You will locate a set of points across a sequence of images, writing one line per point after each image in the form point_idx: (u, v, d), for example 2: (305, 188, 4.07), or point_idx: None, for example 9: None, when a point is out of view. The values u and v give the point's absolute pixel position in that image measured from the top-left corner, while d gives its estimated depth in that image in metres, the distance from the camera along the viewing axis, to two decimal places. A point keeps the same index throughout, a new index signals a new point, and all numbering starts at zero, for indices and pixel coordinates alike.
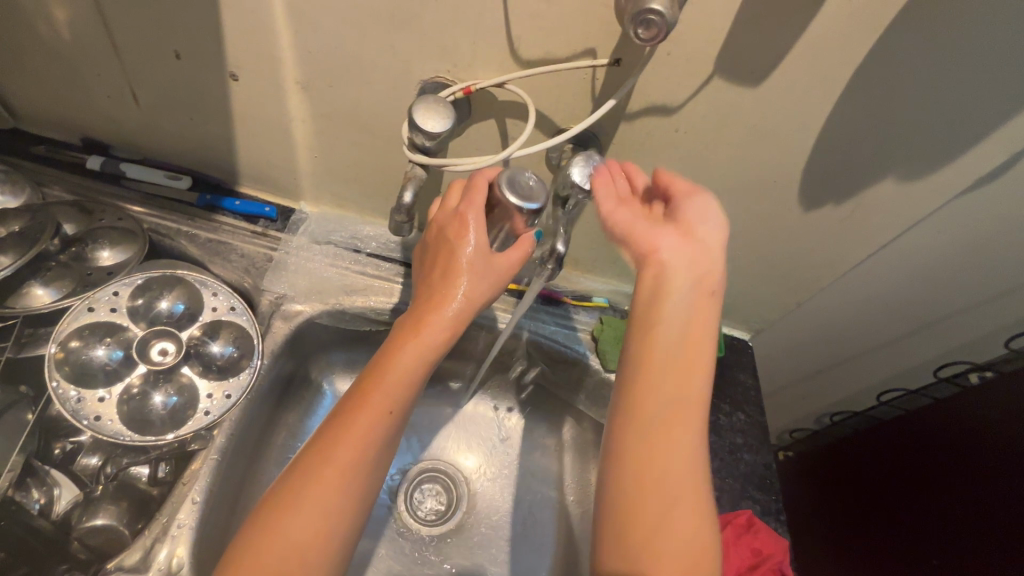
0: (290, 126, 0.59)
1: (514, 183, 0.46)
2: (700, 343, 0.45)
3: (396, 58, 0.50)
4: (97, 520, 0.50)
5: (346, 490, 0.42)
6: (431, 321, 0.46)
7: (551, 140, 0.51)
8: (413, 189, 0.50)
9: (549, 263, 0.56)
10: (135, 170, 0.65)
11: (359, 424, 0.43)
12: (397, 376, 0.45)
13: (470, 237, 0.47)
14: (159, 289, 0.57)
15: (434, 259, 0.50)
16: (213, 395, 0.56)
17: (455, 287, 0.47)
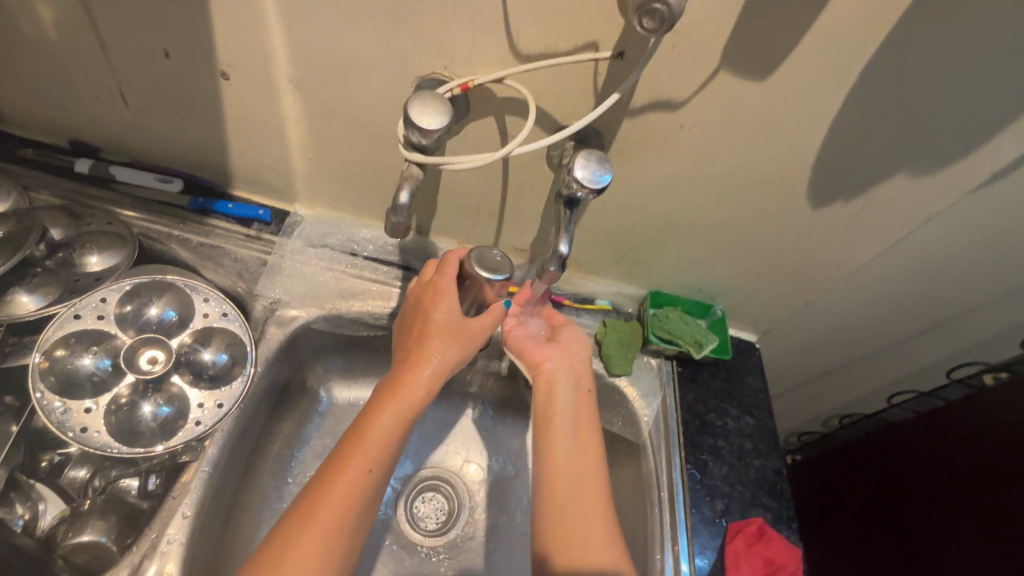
0: (283, 127, 0.57)
1: (483, 257, 0.51)
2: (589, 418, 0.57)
3: (392, 54, 0.49)
4: (84, 537, 0.47)
5: (329, 554, 0.41)
6: (409, 383, 0.49)
7: (553, 137, 0.49)
8: (410, 189, 0.48)
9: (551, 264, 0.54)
10: (125, 173, 0.63)
11: (338, 489, 0.43)
12: (374, 441, 0.46)
13: (444, 305, 0.51)
14: (148, 296, 0.56)
15: (411, 328, 0.53)
16: (204, 405, 0.54)
17: (431, 350, 0.50)
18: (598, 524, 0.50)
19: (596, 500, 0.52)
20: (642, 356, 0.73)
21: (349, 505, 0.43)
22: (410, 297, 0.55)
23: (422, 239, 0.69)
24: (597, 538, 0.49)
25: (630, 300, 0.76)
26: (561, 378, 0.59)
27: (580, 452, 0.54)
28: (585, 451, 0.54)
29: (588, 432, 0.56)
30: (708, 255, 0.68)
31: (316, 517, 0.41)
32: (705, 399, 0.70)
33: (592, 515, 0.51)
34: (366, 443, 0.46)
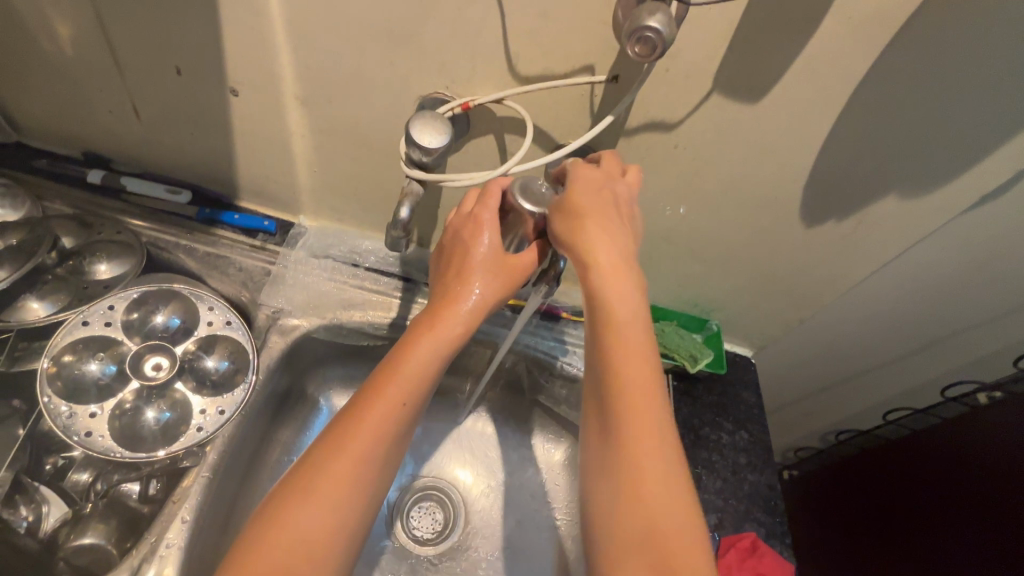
0: (290, 141, 0.59)
1: (528, 188, 0.49)
2: (643, 368, 0.42)
3: (396, 74, 0.51)
4: (85, 538, 0.49)
5: (356, 483, 0.41)
6: (446, 317, 0.48)
7: (550, 156, 0.51)
8: (410, 204, 0.49)
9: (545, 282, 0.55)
10: (135, 183, 0.65)
11: (373, 416, 0.43)
12: (407, 373, 0.45)
13: (486, 237, 0.49)
14: (155, 303, 0.57)
15: (451, 261, 0.50)
16: (206, 411, 0.55)
17: (470, 287, 0.48)
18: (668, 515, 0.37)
19: (656, 484, 0.38)
20: None
21: (380, 433, 0.43)
22: (447, 230, 0.52)
23: (423, 251, 0.71)
24: (661, 536, 0.37)
25: None
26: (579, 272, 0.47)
27: (632, 424, 0.40)
28: (639, 419, 0.40)
29: (642, 391, 0.41)
30: (703, 270, 0.69)
31: (346, 447, 0.42)
32: (700, 414, 0.71)
33: (657, 504, 0.38)
34: (402, 373, 0.45)
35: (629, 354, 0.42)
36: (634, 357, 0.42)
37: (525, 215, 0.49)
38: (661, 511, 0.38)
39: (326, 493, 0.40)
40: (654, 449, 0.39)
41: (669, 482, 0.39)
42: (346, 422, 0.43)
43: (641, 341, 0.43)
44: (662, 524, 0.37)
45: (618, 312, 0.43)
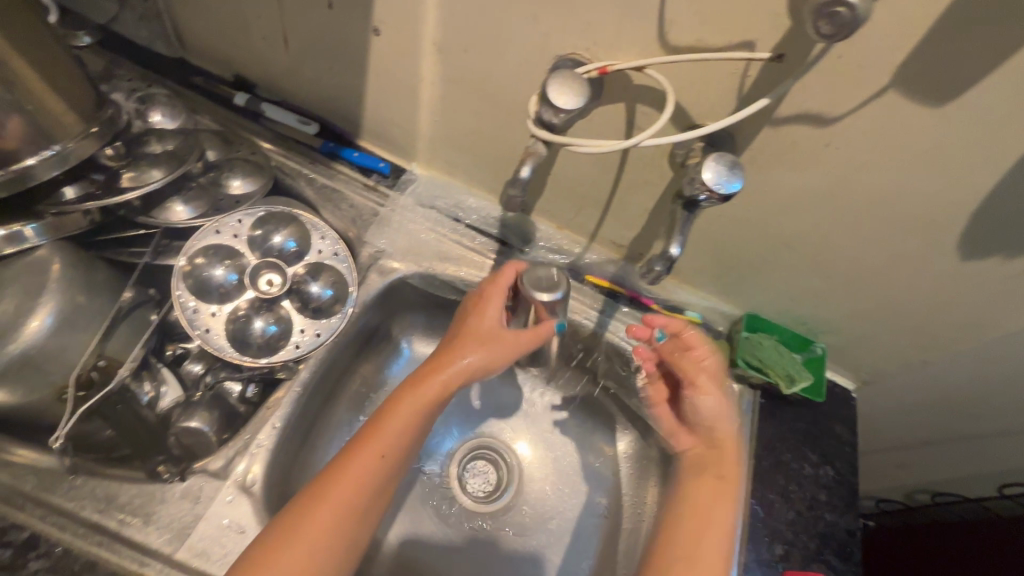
0: (418, 88, 0.60)
1: (536, 277, 0.54)
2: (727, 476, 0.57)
3: (538, 30, 0.49)
4: (191, 422, 0.53)
5: (330, 530, 0.45)
6: (432, 377, 0.52)
7: (682, 136, 0.48)
8: (532, 165, 0.47)
9: (658, 264, 0.50)
10: (273, 110, 0.69)
11: (353, 471, 0.47)
12: (385, 436, 0.50)
13: (489, 311, 0.55)
14: (276, 225, 0.60)
15: (453, 327, 0.57)
16: (304, 331, 0.58)
17: (460, 354, 0.53)
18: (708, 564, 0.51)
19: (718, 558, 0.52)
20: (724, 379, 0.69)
21: (359, 484, 0.47)
22: (462, 303, 0.59)
23: (523, 217, 0.70)
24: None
25: (722, 318, 0.72)
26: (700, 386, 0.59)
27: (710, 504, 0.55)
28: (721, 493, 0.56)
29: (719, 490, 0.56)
30: (820, 288, 0.63)
31: (331, 492, 0.46)
32: (785, 438, 0.66)
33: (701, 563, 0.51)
34: (383, 431, 0.50)
35: (729, 462, 0.58)
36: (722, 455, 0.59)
37: (530, 300, 0.54)
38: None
39: (309, 533, 0.45)
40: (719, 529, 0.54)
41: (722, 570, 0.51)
42: (330, 470, 0.48)
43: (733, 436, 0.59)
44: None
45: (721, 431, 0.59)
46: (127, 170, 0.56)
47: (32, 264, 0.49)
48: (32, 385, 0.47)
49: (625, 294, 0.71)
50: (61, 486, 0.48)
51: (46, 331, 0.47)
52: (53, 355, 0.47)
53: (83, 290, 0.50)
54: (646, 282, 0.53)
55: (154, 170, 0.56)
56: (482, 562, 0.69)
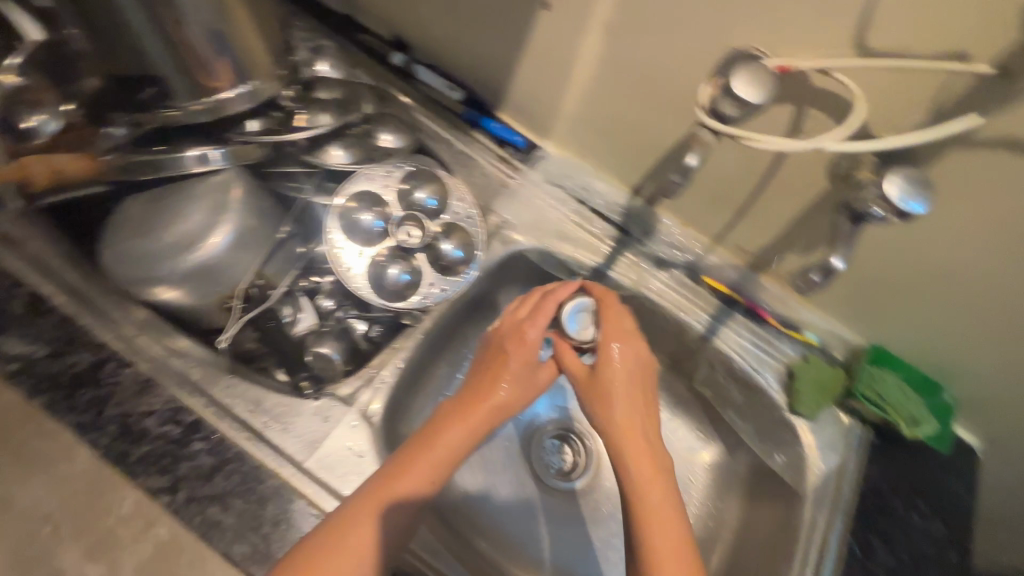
0: (574, 65, 0.60)
1: (582, 322, 0.57)
2: (636, 435, 0.52)
3: (720, 19, 0.47)
4: (322, 348, 0.57)
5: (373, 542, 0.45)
6: (476, 408, 0.53)
7: (866, 144, 0.44)
8: (700, 154, 0.46)
9: (814, 273, 0.47)
10: (425, 73, 0.72)
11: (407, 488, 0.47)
12: (433, 452, 0.50)
13: (530, 337, 0.56)
14: (420, 181, 0.63)
15: (495, 349, 0.57)
16: (432, 285, 0.62)
17: (498, 389, 0.54)
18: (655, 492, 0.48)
19: (672, 519, 0.47)
20: (835, 408, 0.67)
21: (410, 500, 0.48)
22: (499, 329, 0.58)
23: (647, 208, 0.70)
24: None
25: (841, 346, 0.68)
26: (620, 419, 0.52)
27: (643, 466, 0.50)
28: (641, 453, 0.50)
29: (637, 425, 0.52)
30: (976, 337, 0.56)
31: (386, 499, 0.46)
32: (892, 482, 0.63)
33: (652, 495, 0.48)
34: (438, 445, 0.50)
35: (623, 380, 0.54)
36: (621, 408, 0.53)
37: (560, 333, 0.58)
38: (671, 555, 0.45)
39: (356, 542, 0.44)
40: (649, 500, 0.48)
41: (665, 494, 0.49)
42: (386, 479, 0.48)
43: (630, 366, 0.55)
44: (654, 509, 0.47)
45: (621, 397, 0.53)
46: (302, 112, 0.61)
47: (217, 184, 0.54)
48: (204, 290, 0.53)
49: (741, 303, 0.69)
50: (218, 382, 0.53)
51: (222, 247, 0.52)
52: (225, 268, 0.53)
53: (253, 215, 0.55)
54: (800, 288, 0.48)
55: (323, 115, 0.61)
56: (548, 535, 0.71)
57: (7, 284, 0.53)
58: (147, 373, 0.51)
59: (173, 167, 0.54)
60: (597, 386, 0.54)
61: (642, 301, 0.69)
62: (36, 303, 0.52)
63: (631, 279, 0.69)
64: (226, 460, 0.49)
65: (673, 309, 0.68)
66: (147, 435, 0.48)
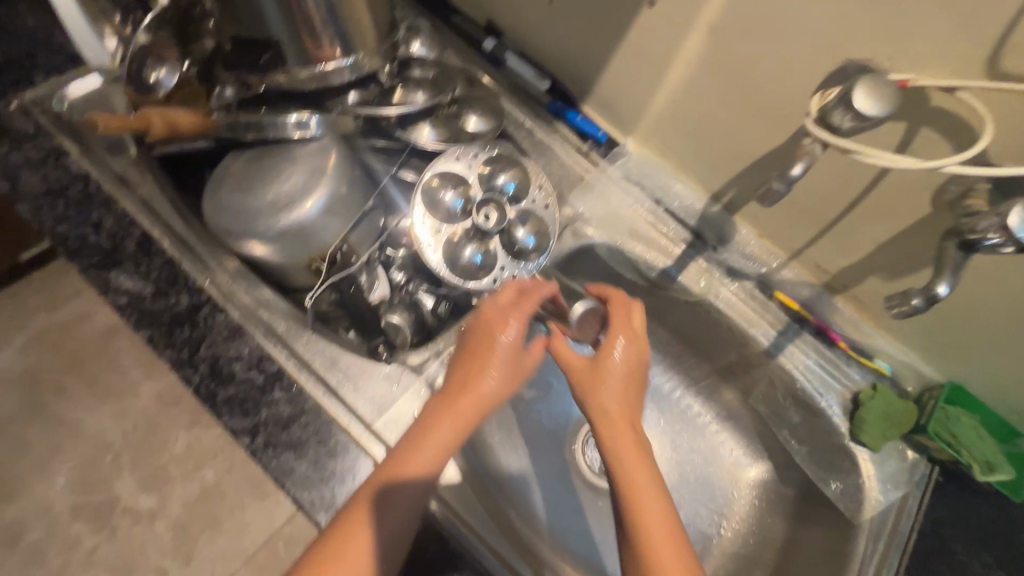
0: (670, 64, 0.60)
1: (586, 317, 0.57)
2: (628, 429, 0.46)
3: (839, 29, 0.46)
4: (393, 318, 0.58)
5: (377, 544, 0.42)
6: (464, 400, 0.47)
7: (985, 171, 0.42)
8: (806, 163, 0.44)
9: (914, 296, 0.45)
10: (515, 60, 0.72)
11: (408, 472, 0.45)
12: (424, 450, 0.45)
13: (512, 331, 0.49)
14: (502, 165, 0.64)
15: (473, 350, 0.49)
16: (503, 269, 0.63)
17: (486, 378, 0.47)
18: (651, 490, 0.43)
19: (671, 524, 0.42)
20: (899, 443, 0.64)
21: (401, 503, 0.44)
22: (478, 320, 0.51)
23: (725, 215, 0.68)
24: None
25: (915, 379, 0.65)
26: (612, 418, 0.47)
27: (637, 460, 0.44)
28: (631, 448, 0.45)
29: (628, 412, 0.47)
30: None
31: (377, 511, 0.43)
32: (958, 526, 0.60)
33: (647, 493, 0.43)
34: (427, 444, 0.45)
35: (621, 371, 0.49)
36: (616, 404, 0.48)
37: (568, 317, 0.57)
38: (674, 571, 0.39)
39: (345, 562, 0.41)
40: (649, 504, 0.42)
41: (660, 484, 0.44)
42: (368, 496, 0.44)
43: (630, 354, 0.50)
44: (650, 505, 0.42)
45: (612, 393, 0.48)
46: (399, 88, 0.63)
47: (316, 150, 0.57)
48: (294, 251, 0.56)
49: (812, 322, 0.66)
50: (300, 336, 0.56)
51: (315, 213, 0.55)
52: (316, 232, 0.56)
53: (344, 183, 0.57)
54: (894, 311, 0.46)
55: (419, 93, 0.62)
56: (589, 530, 0.71)
57: (125, 223, 0.57)
58: (237, 321, 0.54)
59: (276, 131, 0.56)
60: (593, 379, 0.49)
61: (707, 308, 0.69)
62: (146, 243, 0.56)
63: (699, 284, 0.69)
64: (303, 410, 0.51)
65: (739, 320, 0.67)
66: (234, 377, 0.52)
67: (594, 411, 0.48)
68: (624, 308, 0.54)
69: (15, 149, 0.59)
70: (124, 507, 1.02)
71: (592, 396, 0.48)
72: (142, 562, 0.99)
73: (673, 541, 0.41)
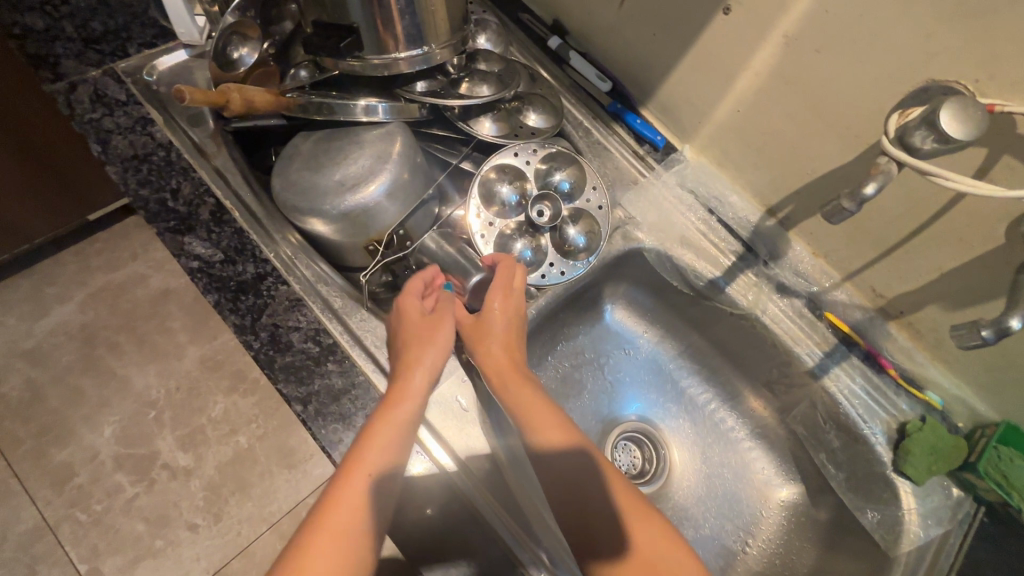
0: (739, 74, 0.59)
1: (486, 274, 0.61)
2: (513, 368, 0.55)
3: (923, 50, 0.45)
4: None
5: (359, 519, 0.42)
6: (399, 391, 0.51)
7: None
8: (881, 182, 0.43)
9: (985, 328, 0.43)
10: (578, 60, 0.73)
11: (371, 457, 0.46)
12: (382, 432, 0.48)
13: (415, 312, 0.55)
14: (560, 164, 0.66)
15: (402, 344, 0.54)
16: (552, 266, 0.64)
17: (414, 364, 0.53)
18: (551, 418, 0.52)
19: (569, 435, 0.51)
20: (944, 479, 0.62)
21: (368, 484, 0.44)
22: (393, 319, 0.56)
23: (780, 231, 0.67)
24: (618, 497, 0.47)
25: (967, 415, 0.62)
26: (507, 368, 0.55)
27: (531, 396, 0.53)
28: (524, 390, 0.54)
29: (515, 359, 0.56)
30: None
31: (344, 495, 0.43)
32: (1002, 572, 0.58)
33: (546, 422, 0.52)
34: (377, 429, 0.48)
35: (501, 326, 0.57)
36: (501, 349, 0.56)
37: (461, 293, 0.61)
38: (586, 476, 0.49)
39: (327, 544, 0.40)
40: (549, 427, 0.51)
41: (553, 408, 0.53)
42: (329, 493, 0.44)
43: (509, 309, 0.58)
44: (552, 427, 0.51)
45: (499, 346, 0.56)
46: (465, 80, 0.64)
47: (383, 136, 0.59)
48: (353, 231, 0.58)
49: (861, 346, 0.65)
50: (354, 314, 0.58)
51: (376, 196, 0.56)
52: (375, 215, 0.57)
53: (408, 169, 0.58)
54: (958, 340, 0.46)
55: (484, 86, 0.63)
56: None
57: (200, 191, 0.60)
58: (297, 293, 0.56)
59: (345, 114, 0.58)
60: (483, 335, 0.56)
61: (753, 322, 0.68)
62: (218, 213, 0.59)
63: (747, 298, 0.68)
64: (353, 384, 0.53)
65: (785, 338, 0.66)
66: (291, 346, 0.54)
67: (488, 365, 0.56)
68: (502, 268, 0.59)
69: (108, 115, 0.63)
70: (162, 463, 1.06)
71: (485, 352, 0.56)
72: (173, 518, 1.03)
73: (576, 449, 0.50)
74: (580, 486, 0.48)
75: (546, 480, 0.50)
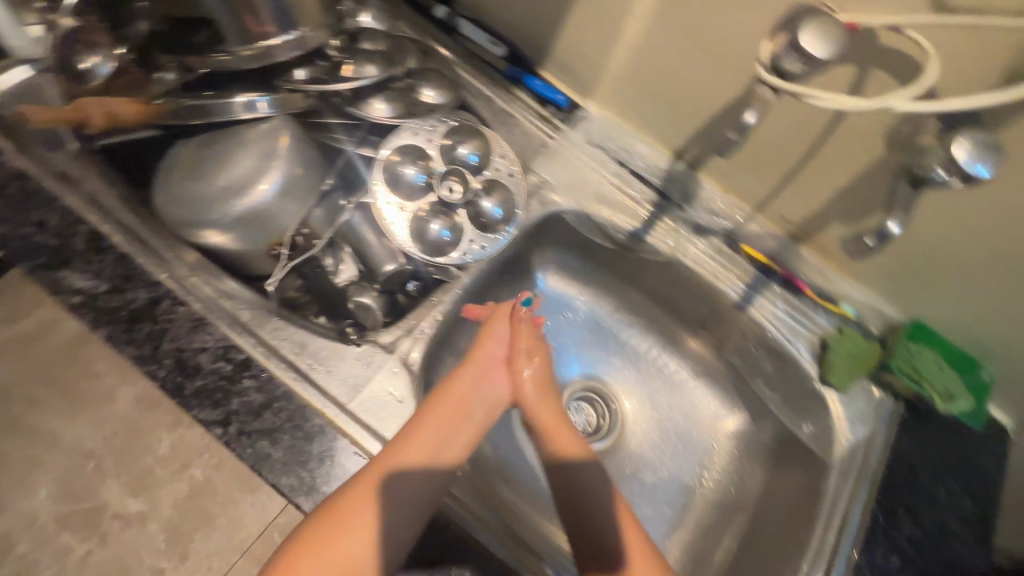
0: (625, 20, 0.58)
1: (423, 237, 0.61)
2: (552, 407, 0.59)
3: None
4: (364, 299, 0.60)
5: (378, 522, 0.46)
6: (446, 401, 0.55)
7: (941, 106, 0.41)
8: (759, 112, 0.44)
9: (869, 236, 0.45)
10: (469, 29, 0.71)
11: (407, 462, 0.49)
12: (420, 438, 0.51)
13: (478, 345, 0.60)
14: (463, 136, 0.64)
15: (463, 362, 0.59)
16: (472, 241, 0.63)
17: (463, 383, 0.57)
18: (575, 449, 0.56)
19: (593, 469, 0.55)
20: (867, 381, 0.66)
21: (400, 483, 0.48)
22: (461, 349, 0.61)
23: (690, 173, 0.69)
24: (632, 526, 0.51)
25: (879, 320, 0.66)
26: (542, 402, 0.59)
27: (563, 433, 0.57)
28: (556, 423, 0.58)
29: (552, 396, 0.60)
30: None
31: (368, 494, 0.47)
32: (923, 457, 0.62)
33: (571, 450, 0.56)
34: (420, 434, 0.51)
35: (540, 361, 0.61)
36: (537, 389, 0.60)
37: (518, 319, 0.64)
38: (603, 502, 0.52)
39: (348, 538, 0.44)
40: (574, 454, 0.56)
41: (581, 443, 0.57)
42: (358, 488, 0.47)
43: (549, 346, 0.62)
44: (574, 455, 0.56)
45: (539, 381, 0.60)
46: (347, 62, 0.60)
47: (267, 131, 0.55)
48: (254, 236, 0.55)
49: (779, 273, 0.67)
50: (267, 323, 0.55)
51: (270, 195, 0.53)
52: (274, 215, 0.54)
53: (299, 164, 0.56)
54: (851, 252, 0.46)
55: (368, 66, 0.60)
56: None
57: (70, 221, 0.55)
58: (200, 313, 0.53)
59: (221, 112, 0.55)
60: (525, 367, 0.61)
61: (677, 266, 0.69)
62: (96, 240, 0.54)
63: (667, 244, 0.69)
64: (275, 397, 0.51)
65: (708, 276, 0.68)
66: (201, 369, 0.51)
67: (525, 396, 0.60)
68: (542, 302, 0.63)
69: None
70: (112, 514, 1.00)
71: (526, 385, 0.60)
72: (135, 567, 0.98)
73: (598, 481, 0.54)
74: (593, 510, 0.52)
75: (564, 499, 0.54)
